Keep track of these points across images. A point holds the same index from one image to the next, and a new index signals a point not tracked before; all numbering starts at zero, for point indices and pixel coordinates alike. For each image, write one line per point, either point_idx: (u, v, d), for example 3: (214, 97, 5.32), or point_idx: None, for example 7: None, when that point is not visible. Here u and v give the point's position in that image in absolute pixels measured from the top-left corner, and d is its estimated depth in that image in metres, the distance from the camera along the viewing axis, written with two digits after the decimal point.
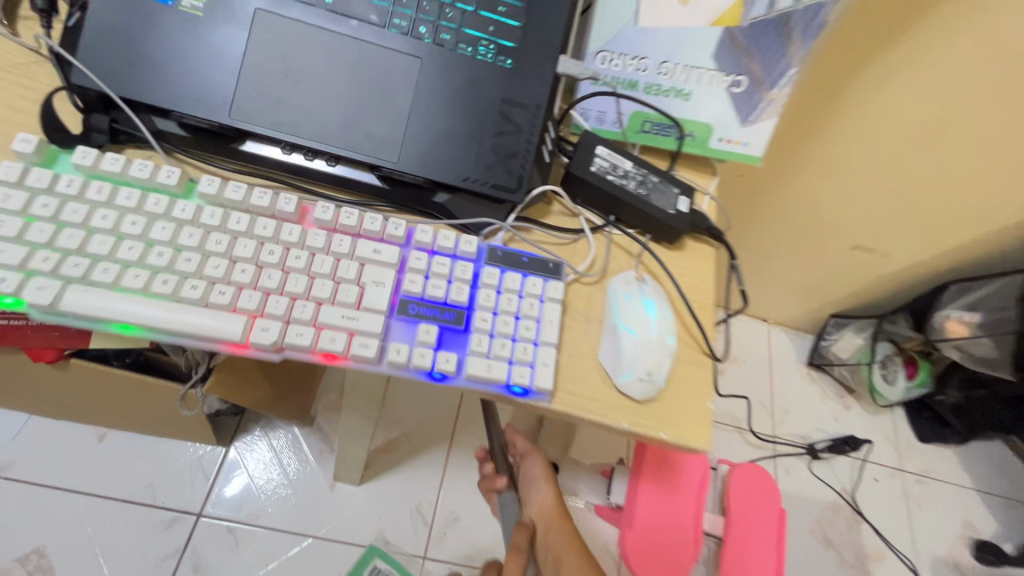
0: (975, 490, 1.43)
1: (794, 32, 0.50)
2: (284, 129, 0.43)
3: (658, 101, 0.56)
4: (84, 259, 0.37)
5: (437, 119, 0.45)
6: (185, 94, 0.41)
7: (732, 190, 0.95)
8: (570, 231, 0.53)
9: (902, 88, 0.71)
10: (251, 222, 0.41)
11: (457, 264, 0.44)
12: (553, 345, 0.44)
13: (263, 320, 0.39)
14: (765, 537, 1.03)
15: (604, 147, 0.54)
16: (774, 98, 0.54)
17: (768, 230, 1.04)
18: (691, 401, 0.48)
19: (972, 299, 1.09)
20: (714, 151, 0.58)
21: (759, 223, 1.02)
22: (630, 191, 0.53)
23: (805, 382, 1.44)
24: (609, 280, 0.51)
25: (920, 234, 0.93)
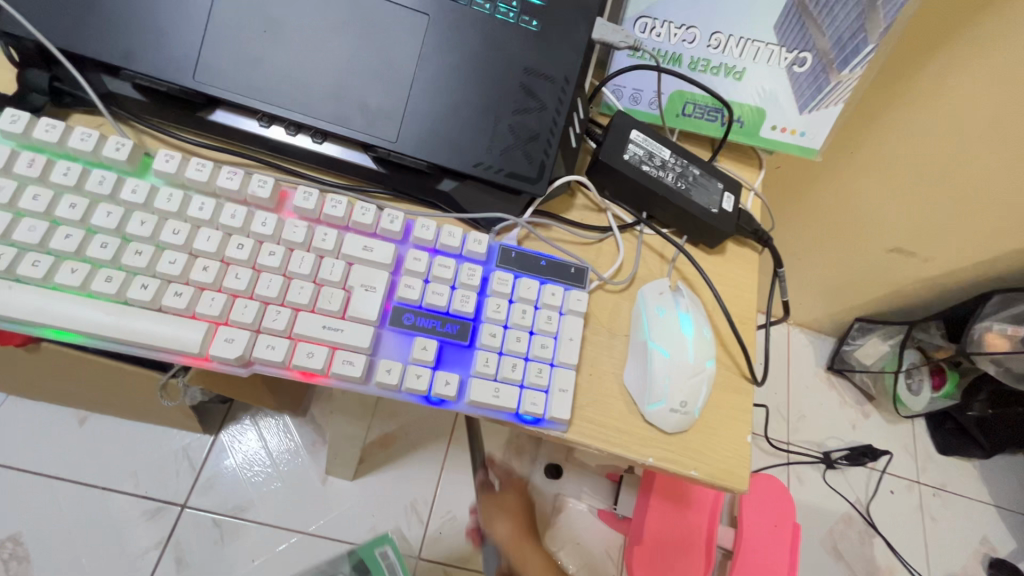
0: (995, 506, 1.37)
1: (877, 1, 0.42)
2: (261, 96, 0.35)
3: (705, 80, 0.48)
4: (8, 249, 0.31)
5: (446, 91, 0.37)
6: (140, 49, 0.34)
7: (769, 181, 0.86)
8: (595, 228, 0.45)
9: (984, 84, 0.61)
10: (216, 209, 0.34)
11: (462, 266, 0.37)
12: (573, 367, 0.38)
13: (228, 329, 0.33)
14: (778, 552, 0.97)
15: (640, 132, 0.46)
16: (843, 81, 0.46)
17: (802, 228, 0.96)
18: (729, 435, 0.41)
19: (1017, 311, 1.02)
20: (765, 141, 0.50)
21: (792, 220, 0.94)
22: (668, 185, 0.45)
23: (824, 387, 1.38)
24: (638, 288, 0.44)
25: (972, 246, 0.85)
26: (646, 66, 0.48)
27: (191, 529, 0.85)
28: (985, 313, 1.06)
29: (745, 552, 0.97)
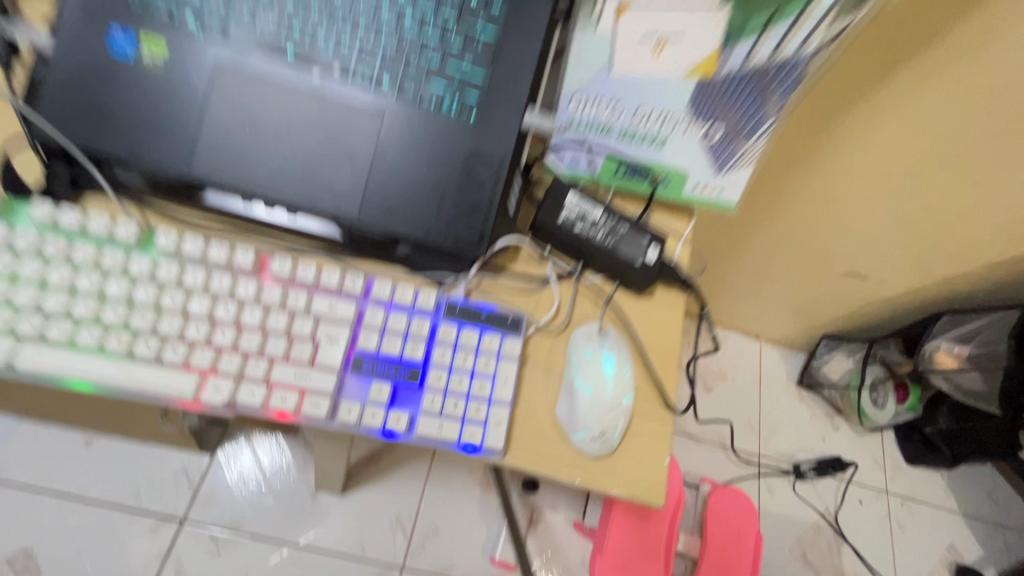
0: (958, 512, 1.45)
1: (771, 85, 0.49)
2: (245, 183, 0.43)
3: (633, 147, 0.56)
4: (38, 316, 0.39)
5: (402, 175, 0.45)
6: (145, 148, 0.42)
7: (719, 221, 0.96)
8: (535, 278, 0.52)
9: (883, 139, 0.72)
10: (207, 277, 0.41)
11: (413, 320, 0.44)
12: (508, 404, 0.44)
13: (216, 378, 0.40)
14: (741, 562, 1.05)
15: (575, 195, 0.54)
16: (750, 147, 0.54)
17: (762, 254, 1.03)
18: (649, 458, 0.48)
19: (964, 332, 1.08)
20: (689, 196, 0.58)
21: (754, 242, 1.00)
22: (597, 242, 0.53)
23: (794, 401, 1.44)
24: (572, 330, 0.51)
25: (917, 267, 0.94)
26: (581, 137, 0.56)
27: (190, 542, 0.92)
28: (936, 332, 1.11)
29: (709, 562, 1.04)
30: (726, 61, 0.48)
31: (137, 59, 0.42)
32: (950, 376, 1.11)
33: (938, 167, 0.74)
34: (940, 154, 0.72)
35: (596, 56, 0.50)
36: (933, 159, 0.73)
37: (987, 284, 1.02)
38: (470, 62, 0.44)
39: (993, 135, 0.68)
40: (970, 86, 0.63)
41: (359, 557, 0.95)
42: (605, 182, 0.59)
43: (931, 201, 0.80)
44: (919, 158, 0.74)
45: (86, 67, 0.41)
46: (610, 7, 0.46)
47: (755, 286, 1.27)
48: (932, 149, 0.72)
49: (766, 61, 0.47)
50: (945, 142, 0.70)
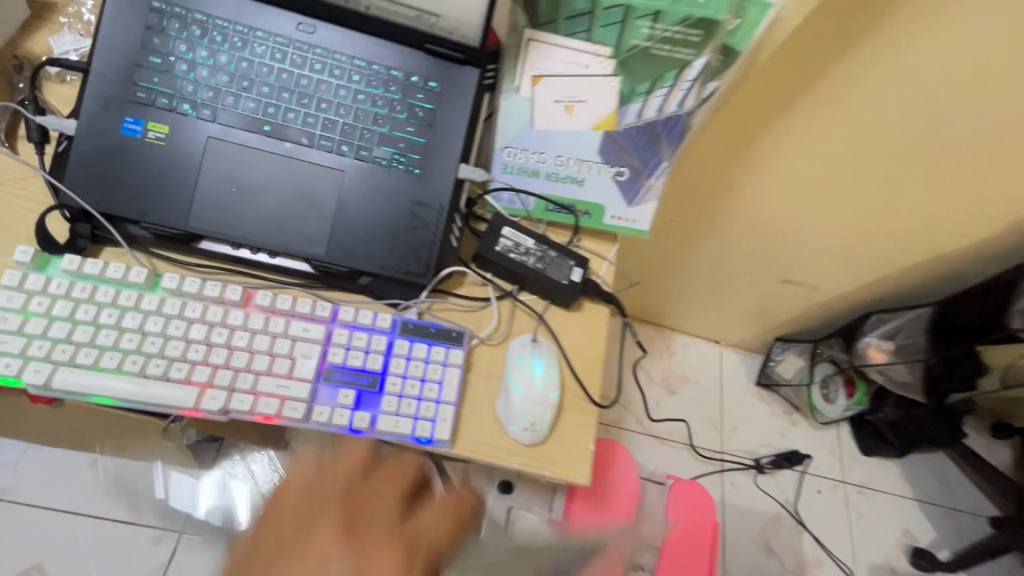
0: (912, 499, 1.55)
1: (660, 135, 0.62)
2: (232, 232, 0.53)
3: (557, 185, 0.66)
4: (70, 345, 0.49)
5: (361, 220, 0.56)
6: (151, 208, 0.52)
7: (663, 227, 1.14)
8: (477, 299, 0.63)
9: (813, 142, 0.85)
10: (203, 310, 0.52)
11: (373, 337, 0.55)
12: (453, 403, 0.55)
13: (213, 390, 0.50)
14: (700, 546, 1.16)
15: (509, 228, 0.65)
16: (652, 184, 0.65)
17: (723, 243, 1.16)
18: (575, 445, 0.58)
19: (891, 328, 1.19)
20: (608, 226, 0.68)
21: (715, 231, 1.13)
22: (529, 266, 0.64)
23: (754, 400, 1.55)
24: (510, 341, 0.61)
25: (837, 255, 1.10)
26: (513, 179, 0.66)
27: (190, 551, 1.00)
28: (868, 330, 1.22)
29: (671, 549, 1.15)
30: (624, 118, 0.61)
31: (144, 137, 0.52)
32: (883, 369, 1.23)
33: (825, 177, 0.92)
34: (822, 167, 0.90)
35: (519, 117, 0.62)
36: (819, 171, 0.91)
37: (906, 286, 1.14)
38: (412, 129, 0.56)
39: (858, 151, 0.85)
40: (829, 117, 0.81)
41: None
42: (538, 217, 0.69)
43: (835, 202, 0.96)
44: (808, 170, 0.91)
45: (102, 146, 0.52)
46: (527, 78, 0.59)
47: (708, 295, 1.38)
48: (816, 162, 0.89)
49: (654, 117, 0.60)
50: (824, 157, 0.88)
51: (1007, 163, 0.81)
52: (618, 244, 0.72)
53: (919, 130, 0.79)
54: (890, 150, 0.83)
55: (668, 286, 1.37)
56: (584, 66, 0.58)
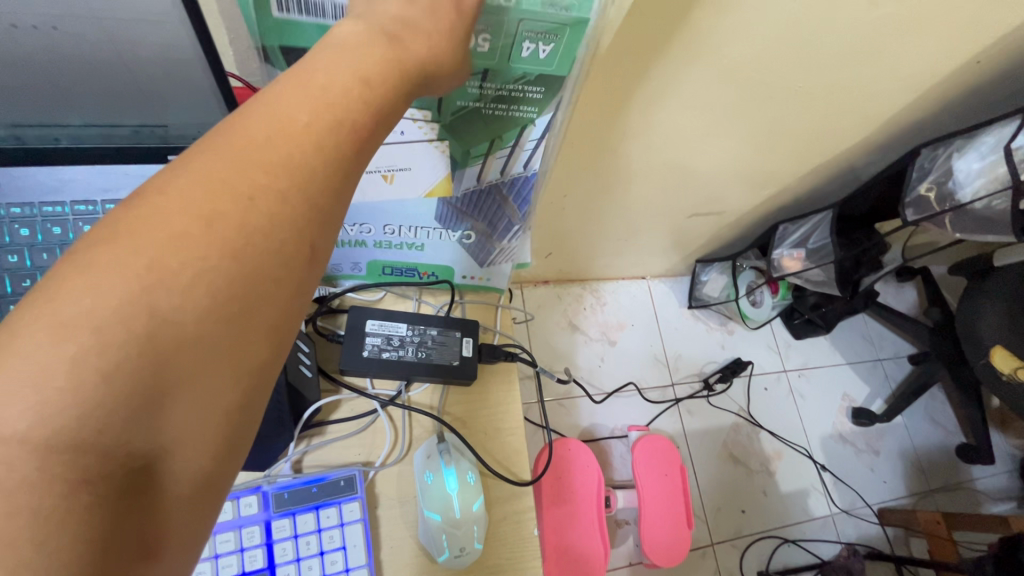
0: (846, 364, 1.69)
1: (509, 201, 0.50)
2: None
3: (391, 251, 0.55)
4: None
5: None
6: None
7: (558, 204, 1.09)
8: (362, 416, 0.53)
9: (705, 61, 0.71)
10: None
11: (243, 532, 0.45)
12: (365, 566, 0.46)
13: None
14: (675, 492, 1.21)
15: (374, 320, 0.54)
16: (507, 244, 0.56)
17: (625, 189, 1.07)
18: (517, 539, 0.53)
19: (797, 236, 1.21)
20: (461, 284, 0.61)
21: (612, 182, 1.03)
22: (409, 360, 0.54)
23: (691, 322, 1.58)
24: (414, 452, 0.53)
25: (739, 174, 1.05)
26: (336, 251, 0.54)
27: None
28: (778, 240, 1.24)
29: (647, 505, 1.19)
30: (459, 182, 0.47)
31: None
32: (800, 274, 1.25)
33: (704, 122, 0.86)
34: (695, 114, 0.83)
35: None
36: (694, 118, 0.84)
37: (808, 192, 1.13)
38: None
39: (724, 92, 0.78)
40: (681, 75, 0.73)
41: None
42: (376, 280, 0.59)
43: (732, 124, 0.87)
44: (686, 121, 0.85)
45: None
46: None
47: (623, 243, 1.34)
48: (688, 113, 0.83)
49: (496, 180, 0.47)
50: (698, 106, 0.81)
51: (888, 55, 0.74)
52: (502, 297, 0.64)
53: (783, 61, 0.73)
54: (780, 60, 0.72)
55: (579, 246, 1.31)
56: (397, 133, 0.41)
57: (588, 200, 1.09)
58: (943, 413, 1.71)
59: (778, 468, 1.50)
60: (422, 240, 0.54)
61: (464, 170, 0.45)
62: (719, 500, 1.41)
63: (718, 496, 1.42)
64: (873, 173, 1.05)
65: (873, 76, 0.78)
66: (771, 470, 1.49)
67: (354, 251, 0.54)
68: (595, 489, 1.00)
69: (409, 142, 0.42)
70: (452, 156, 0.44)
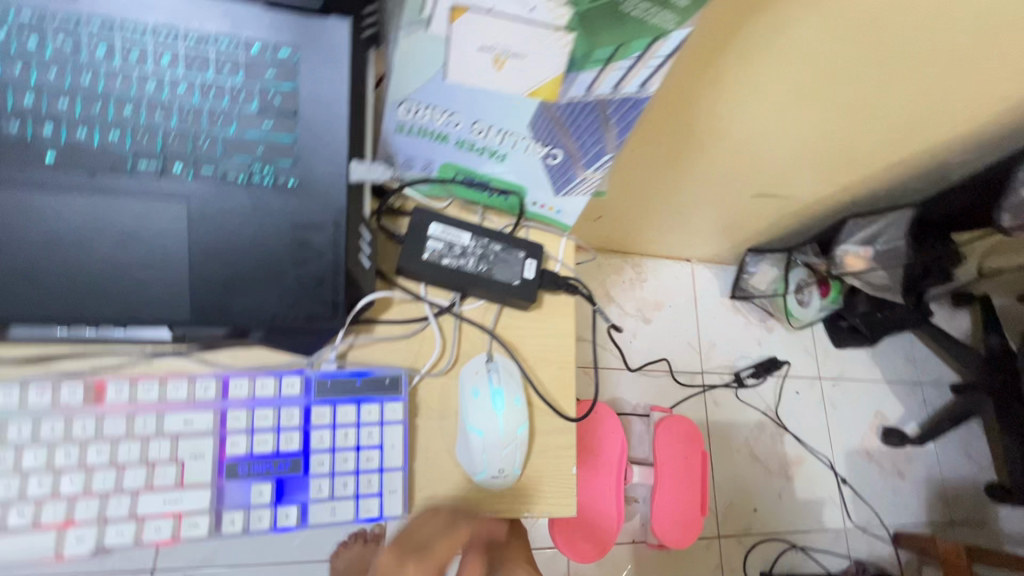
0: (885, 382, 1.61)
1: (610, 118, 0.47)
2: (63, 315, 0.39)
3: (471, 157, 0.51)
4: None
5: (222, 259, 0.41)
6: None
7: (619, 167, 1.03)
8: (412, 321, 0.51)
9: (822, 15, 0.65)
10: (2, 429, 0.37)
11: (282, 411, 0.42)
12: (401, 469, 0.44)
13: (77, 528, 0.38)
14: (693, 477, 1.18)
15: (438, 225, 0.51)
16: (589, 176, 0.52)
17: (691, 159, 1.01)
18: (554, 473, 0.50)
19: (866, 234, 1.14)
20: (530, 213, 0.57)
21: (679, 148, 0.97)
22: (469, 271, 0.51)
23: (730, 313, 1.51)
24: (460, 367, 0.51)
25: (815, 159, 0.99)
26: (415, 142, 0.49)
27: None
28: (845, 237, 1.16)
29: (662, 484, 1.16)
30: (569, 88, 0.43)
31: None
32: (861, 275, 1.19)
33: (793, 100, 0.81)
34: (785, 92, 0.79)
35: (429, 58, 0.41)
36: (784, 94, 0.80)
37: (890, 186, 1.05)
38: (280, 100, 0.40)
39: (823, 68, 0.74)
40: (785, 41, 0.69)
41: None
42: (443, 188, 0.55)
43: (825, 98, 0.81)
44: (774, 97, 0.81)
45: None
46: (442, 9, 0.36)
47: (676, 217, 1.27)
48: (780, 89, 0.78)
49: (608, 93, 0.44)
50: (790, 82, 0.77)
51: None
52: (567, 238, 0.59)
53: (896, 38, 0.68)
54: (906, 24, 0.65)
55: (631, 218, 1.27)
56: (527, 10, 0.36)
57: (650, 165, 1.03)
58: (979, 448, 1.63)
59: (798, 473, 1.45)
60: (507, 148, 0.50)
61: (580, 74, 0.42)
62: (732, 496, 1.38)
63: (732, 491, 1.38)
64: (966, 173, 0.97)
65: (1000, 59, 0.71)
66: (789, 474, 1.44)
67: (432, 146, 0.49)
68: (618, 456, 0.96)
69: (540, 27, 0.37)
70: (572, 54, 0.40)
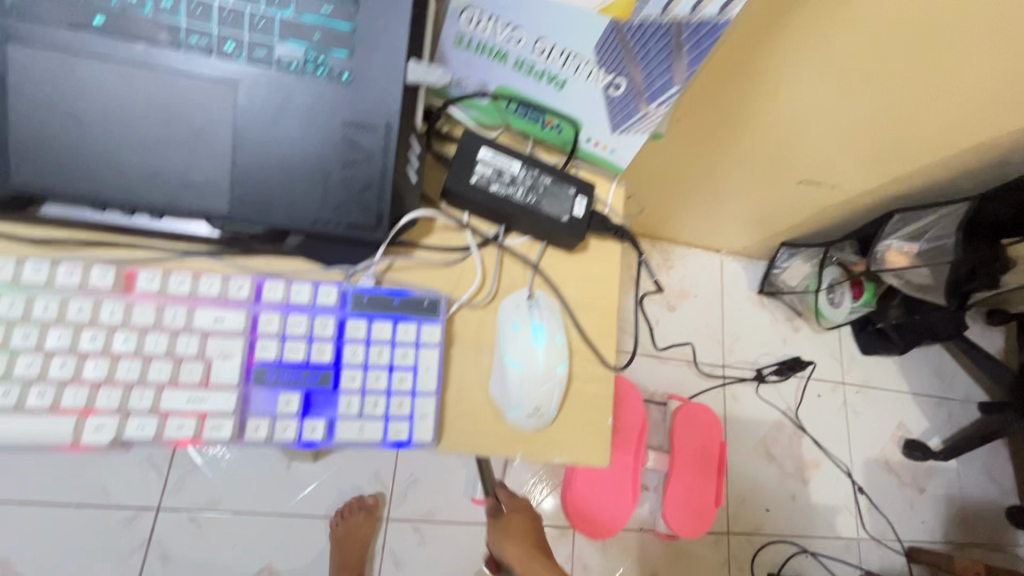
0: (911, 393, 1.56)
1: (683, 45, 0.43)
2: (98, 195, 0.37)
3: (529, 81, 0.48)
4: None
5: (265, 153, 0.38)
6: None
7: (649, 151, 0.99)
8: (454, 250, 0.48)
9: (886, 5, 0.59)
10: (29, 306, 0.36)
11: (316, 320, 0.40)
12: (434, 394, 0.42)
13: (96, 416, 0.36)
14: (708, 467, 1.15)
15: (488, 149, 0.48)
16: (652, 112, 0.48)
17: (725, 150, 0.96)
18: (589, 421, 0.47)
19: (912, 230, 1.10)
20: (582, 151, 0.54)
21: (714, 138, 0.92)
22: (518, 201, 0.48)
23: (756, 309, 1.47)
24: (500, 301, 0.48)
25: (861, 160, 0.93)
26: (472, 60, 0.47)
27: (170, 526, 0.95)
28: (887, 233, 1.13)
29: (677, 471, 1.14)
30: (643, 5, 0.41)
31: None
32: (901, 273, 1.15)
33: (844, 101, 0.76)
34: (835, 91, 0.74)
35: None
36: (835, 94, 0.75)
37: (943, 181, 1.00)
38: None
39: (879, 68, 0.68)
40: (841, 32, 0.64)
41: None
42: (497, 118, 0.52)
43: (877, 99, 0.75)
44: (825, 95, 0.76)
45: None
46: None
47: (709, 206, 1.23)
48: (830, 86, 0.74)
49: (684, 14, 0.41)
50: (843, 80, 0.72)
51: None
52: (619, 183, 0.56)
53: (967, 39, 0.62)
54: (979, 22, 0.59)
55: (662, 204, 1.23)
56: None
57: (682, 152, 0.99)
58: (1003, 470, 1.57)
59: (813, 477, 1.41)
60: (568, 74, 0.47)
61: None
62: (745, 493, 1.34)
63: (745, 488, 1.34)
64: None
65: None
66: (805, 477, 1.40)
67: (489, 65, 0.47)
68: (637, 433, 0.95)
69: None
70: None
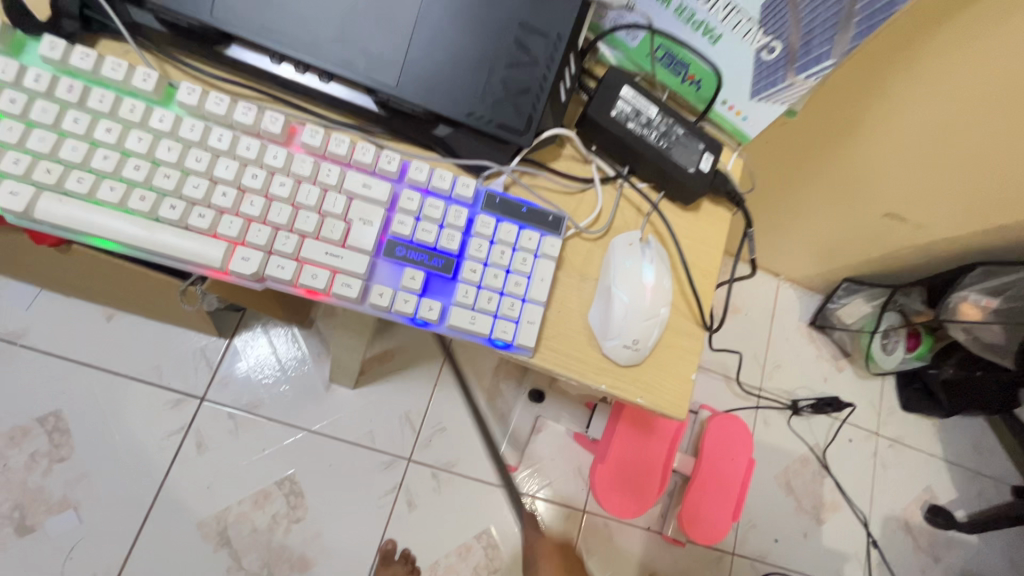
0: (945, 460, 1.50)
1: (854, 17, 0.42)
2: (283, 42, 0.39)
3: (683, 31, 0.49)
4: (150, 193, 0.37)
5: (438, 37, 0.40)
6: None
7: None
8: (578, 179, 0.49)
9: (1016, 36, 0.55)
10: (205, 132, 0.38)
11: (450, 208, 0.42)
12: (542, 304, 0.43)
13: (244, 249, 0.38)
14: (731, 483, 1.13)
15: (630, 88, 0.49)
16: (797, 84, 0.48)
17: (807, 172, 0.93)
18: (676, 371, 0.47)
19: (994, 285, 1.07)
20: (712, 112, 0.54)
21: (798, 156, 0.89)
22: (650, 143, 0.49)
23: (803, 340, 1.45)
24: (612, 237, 0.48)
25: (957, 216, 0.86)
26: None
27: (209, 419, 0.98)
28: (966, 283, 1.11)
29: (699, 478, 1.13)
30: None
31: None
32: (971, 327, 1.11)
33: (943, 144, 0.72)
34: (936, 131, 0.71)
35: None
36: (936, 135, 0.71)
37: None
38: None
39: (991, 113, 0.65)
40: (962, 69, 0.61)
41: (368, 446, 1.02)
42: (638, 63, 0.54)
43: (980, 146, 0.70)
44: (923, 131, 0.72)
45: None
46: None
47: (780, 227, 1.19)
48: (934, 125, 0.70)
49: None
50: (948, 120, 0.68)
51: None
52: (741, 154, 0.56)
53: None
54: None
55: None
56: None
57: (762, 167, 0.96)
58: None
59: (829, 519, 1.37)
60: (726, 29, 0.47)
61: None
62: (757, 518, 1.32)
63: (758, 514, 1.32)
64: None
65: None
66: (820, 518, 1.37)
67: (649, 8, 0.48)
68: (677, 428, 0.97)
69: None
70: None
